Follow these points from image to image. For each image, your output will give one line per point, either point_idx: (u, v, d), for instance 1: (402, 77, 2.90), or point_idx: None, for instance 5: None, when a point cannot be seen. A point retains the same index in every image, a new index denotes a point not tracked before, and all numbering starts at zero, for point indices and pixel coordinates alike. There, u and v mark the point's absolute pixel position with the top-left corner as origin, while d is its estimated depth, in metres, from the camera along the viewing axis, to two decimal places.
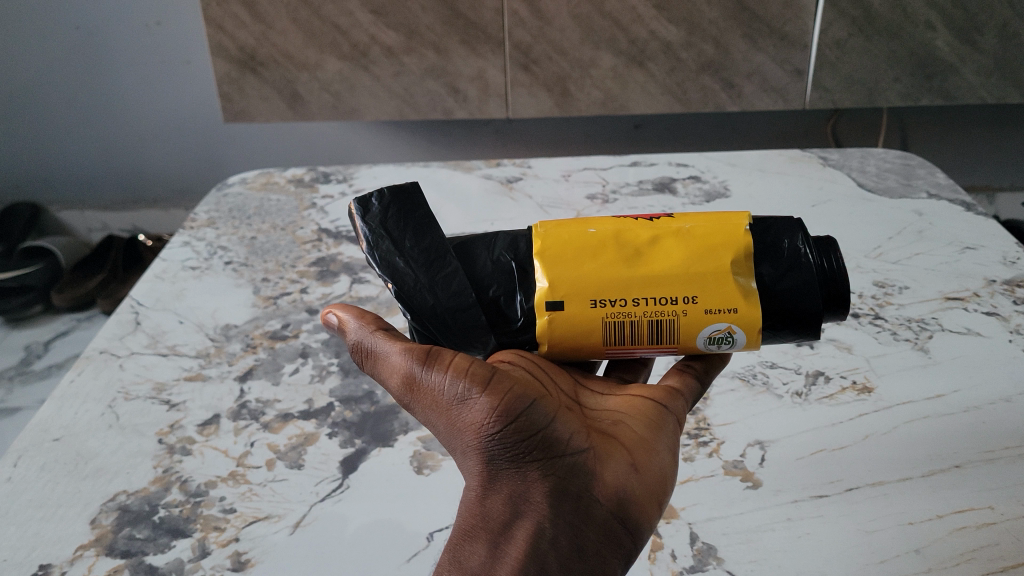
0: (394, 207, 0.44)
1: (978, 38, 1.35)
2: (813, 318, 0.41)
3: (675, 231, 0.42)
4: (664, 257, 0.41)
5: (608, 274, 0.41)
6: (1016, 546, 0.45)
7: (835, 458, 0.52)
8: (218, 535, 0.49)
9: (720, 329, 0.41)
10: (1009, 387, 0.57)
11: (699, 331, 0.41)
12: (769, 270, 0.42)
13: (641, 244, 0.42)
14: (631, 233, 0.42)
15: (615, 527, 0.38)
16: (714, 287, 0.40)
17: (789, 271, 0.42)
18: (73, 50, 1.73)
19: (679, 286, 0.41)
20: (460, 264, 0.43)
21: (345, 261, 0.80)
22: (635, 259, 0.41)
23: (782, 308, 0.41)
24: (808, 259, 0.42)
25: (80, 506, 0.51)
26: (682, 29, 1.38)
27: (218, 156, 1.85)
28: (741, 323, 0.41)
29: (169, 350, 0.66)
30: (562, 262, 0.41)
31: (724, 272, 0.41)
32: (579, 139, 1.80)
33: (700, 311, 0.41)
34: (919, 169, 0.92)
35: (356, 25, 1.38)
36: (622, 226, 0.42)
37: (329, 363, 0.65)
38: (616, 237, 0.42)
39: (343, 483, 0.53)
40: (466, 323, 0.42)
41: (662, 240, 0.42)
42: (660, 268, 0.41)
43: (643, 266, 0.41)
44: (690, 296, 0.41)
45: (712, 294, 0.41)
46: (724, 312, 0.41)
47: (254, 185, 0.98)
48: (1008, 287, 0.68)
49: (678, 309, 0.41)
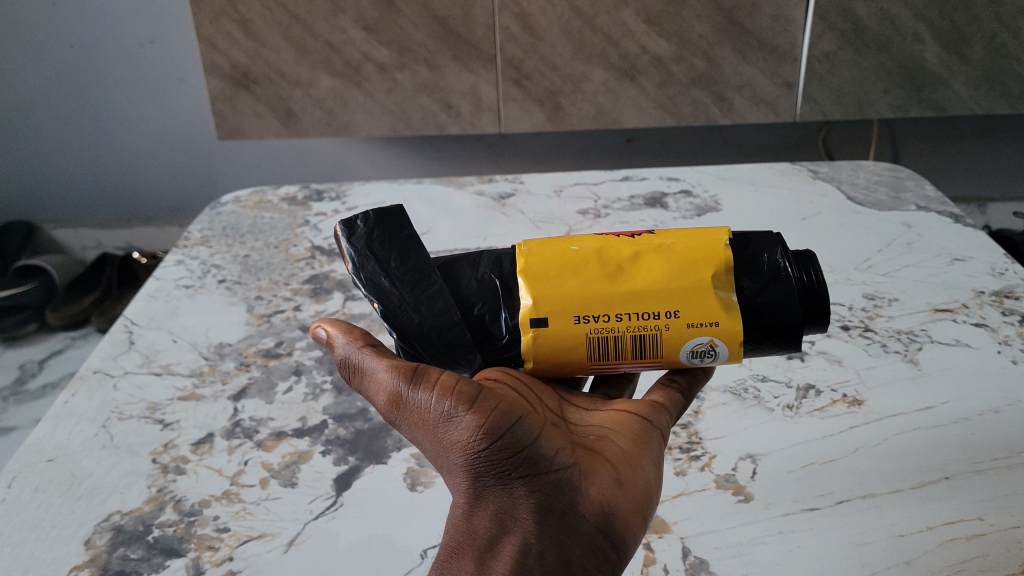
0: (378, 227, 0.45)
1: (966, 50, 1.36)
2: (795, 329, 0.42)
3: (656, 246, 0.42)
4: (646, 272, 0.41)
5: (591, 289, 0.41)
6: (1006, 557, 0.45)
7: (825, 471, 0.52)
8: (213, 555, 0.49)
9: (702, 342, 0.41)
10: (998, 398, 0.57)
11: (682, 345, 0.42)
12: (749, 284, 0.42)
13: (624, 260, 0.42)
14: (613, 250, 0.42)
15: (601, 541, 0.38)
16: (696, 302, 0.41)
17: (768, 284, 0.42)
18: (67, 69, 1.73)
19: (661, 301, 0.41)
20: (445, 284, 0.43)
21: (338, 278, 0.80)
22: (617, 275, 0.42)
23: (764, 320, 0.42)
24: (787, 273, 0.42)
25: (74, 527, 0.51)
26: (672, 44, 1.39)
27: (211, 173, 1.85)
28: (724, 336, 0.41)
29: (163, 369, 0.67)
30: (546, 279, 0.41)
31: (705, 286, 0.41)
32: (572, 153, 1.81)
33: (682, 325, 0.41)
34: (909, 181, 0.93)
35: (348, 42, 1.39)
36: (603, 244, 0.43)
37: (323, 381, 0.65)
38: (598, 254, 0.42)
39: (336, 501, 0.53)
40: (453, 343, 0.43)
41: (643, 256, 0.42)
42: (643, 283, 0.41)
43: (626, 281, 0.41)
44: (672, 311, 0.41)
45: (694, 310, 0.41)
46: (706, 325, 0.41)
47: (248, 204, 0.98)
48: (997, 299, 0.69)
49: (661, 323, 0.41)
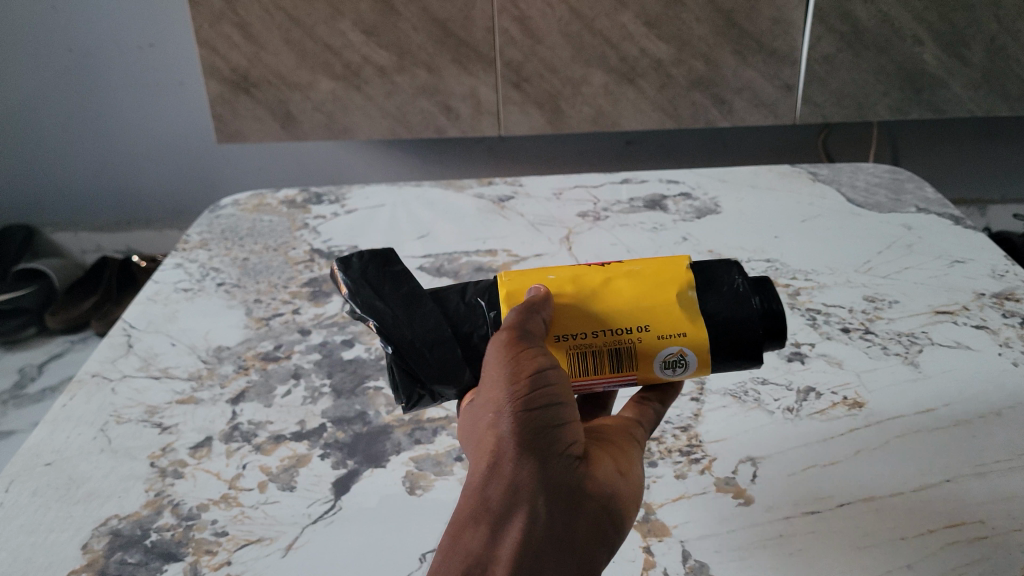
0: (372, 261, 0.47)
1: (966, 52, 1.36)
2: (756, 341, 0.44)
3: (624, 272, 0.45)
4: (617, 293, 0.44)
5: (568, 310, 0.44)
6: (1009, 560, 0.45)
7: (826, 474, 0.52)
8: (211, 559, 0.49)
9: (672, 352, 0.44)
10: (999, 400, 0.57)
11: (654, 357, 0.44)
12: (712, 301, 0.44)
13: (598, 281, 0.45)
14: (586, 275, 0.45)
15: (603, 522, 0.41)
16: (663, 318, 0.44)
17: (729, 301, 0.44)
18: (66, 73, 1.73)
19: (632, 317, 0.44)
20: (439, 306, 0.45)
21: (337, 281, 0.80)
22: (592, 296, 0.44)
23: (727, 332, 0.44)
24: (745, 291, 0.45)
25: (71, 531, 0.51)
26: (672, 46, 1.39)
27: (211, 176, 1.85)
28: (691, 346, 0.44)
29: (161, 372, 0.66)
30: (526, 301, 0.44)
31: (670, 302, 0.44)
32: (572, 156, 1.81)
33: (652, 338, 0.44)
34: (908, 183, 0.93)
35: (348, 46, 1.39)
36: (576, 271, 0.46)
37: (322, 384, 0.65)
38: (573, 279, 0.45)
39: (335, 505, 0.52)
40: (446, 360, 0.44)
41: (614, 279, 0.45)
42: (614, 301, 0.44)
43: (599, 301, 0.44)
44: (642, 327, 0.44)
45: (662, 325, 0.44)
46: (674, 337, 0.44)
47: (247, 207, 0.98)
48: (998, 301, 0.69)
49: (634, 337, 0.44)
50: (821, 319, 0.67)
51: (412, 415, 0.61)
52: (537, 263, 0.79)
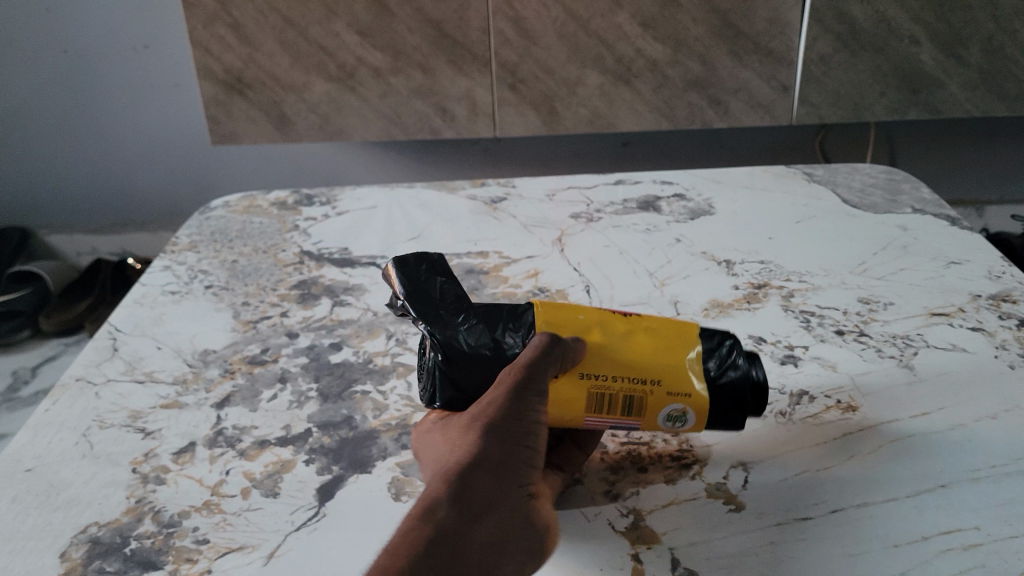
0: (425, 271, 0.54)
1: (964, 52, 1.36)
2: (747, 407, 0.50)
3: (644, 328, 0.52)
4: (638, 347, 0.50)
5: (593, 354, 0.50)
6: (1005, 567, 0.44)
7: (818, 479, 0.51)
8: (191, 567, 0.48)
9: (677, 409, 0.50)
10: (995, 404, 0.56)
11: (658, 410, 0.50)
12: (714, 366, 0.50)
13: (620, 331, 0.51)
14: (612, 324, 0.52)
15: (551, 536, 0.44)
16: (677, 374, 0.50)
17: (729, 369, 0.50)
18: (61, 75, 1.73)
19: (649, 371, 0.50)
20: (481, 309, 0.51)
21: (326, 283, 0.79)
22: (615, 345, 0.50)
23: (725, 396, 0.50)
24: (741, 365, 0.50)
25: (50, 539, 0.50)
26: (667, 47, 1.38)
27: (206, 178, 1.84)
28: (695, 405, 0.50)
29: (146, 376, 0.65)
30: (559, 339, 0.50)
31: (683, 363, 0.50)
32: (568, 158, 1.80)
33: (662, 393, 0.50)
34: (905, 183, 0.92)
35: (342, 46, 1.38)
36: (604, 319, 0.52)
37: (309, 388, 0.63)
38: (600, 327, 0.51)
39: (319, 511, 0.51)
40: (475, 348, 0.49)
41: (635, 334, 0.51)
42: (635, 354, 0.50)
43: (622, 351, 0.50)
44: (656, 380, 0.50)
45: (674, 380, 0.50)
46: (682, 395, 0.50)
47: (238, 209, 0.97)
48: (994, 302, 0.68)
49: (646, 388, 0.50)
50: (815, 322, 0.66)
51: (399, 420, 0.60)
52: (529, 265, 0.78)
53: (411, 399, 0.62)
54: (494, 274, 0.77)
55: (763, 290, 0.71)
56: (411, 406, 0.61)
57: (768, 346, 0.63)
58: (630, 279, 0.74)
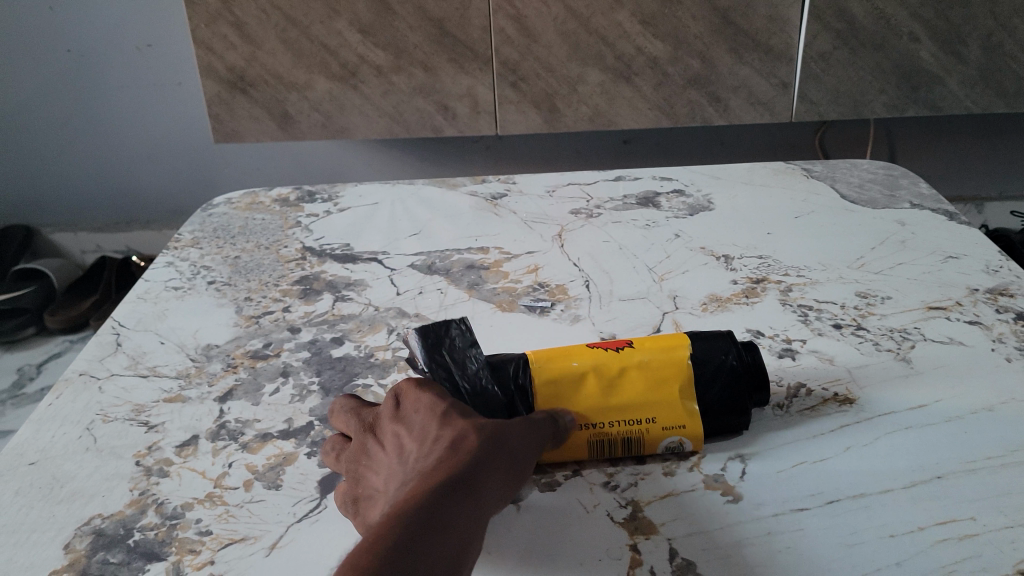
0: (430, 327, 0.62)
1: (963, 49, 1.36)
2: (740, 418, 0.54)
3: (636, 363, 0.54)
4: (630, 388, 0.53)
5: (589, 402, 0.53)
6: (1000, 557, 0.45)
7: (816, 470, 0.51)
8: (194, 558, 0.48)
9: (674, 442, 0.53)
10: (992, 396, 0.56)
11: (658, 444, 0.53)
12: (707, 395, 0.53)
13: (612, 375, 0.53)
14: (605, 365, 0.54)
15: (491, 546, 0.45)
16: (668, 410, 0.53)
17: (721, 388, 0.53)
18: (64, 74, 1.73)
19: (643, 412, 0.53)
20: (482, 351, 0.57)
21: (328, 279, 0.79)
22: (609, 390, 0.53)
23: (717, 417, 0.53)
24: (733, 367, 0.53)
25: (54, 531, 0.51)
26: (668, 44, 1.39)
27: (209, 177, 1.84)
28: (691, 435, 0.53)
29: (149, 371, 0.66)
30: (555, 392, 0.53)
31: (675, 399, 0.53)
32: (570, 155, 1.81)
33: (658, 429, 0.53)
34: (903, 179, 0.92)
35: (344, 45, 1.38)
36: (597, 360, 0.54)
37: (310, 382, 0.64)
38: (593, 371, 0.54)
39: (320, 504, 0.52)
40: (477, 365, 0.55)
41: (628, 373, 0.53)
42: (627, 397, 0.53)
43: (615, 396, 0.53)
44: (650, 418, 0.53)
45: (667, 417, 0.53)
46: (678, 428, 0.53)
47: (240, 205, 0.97)
48: (991, 296, 0.68)
49: (643, 427, 0.53)
50: (812, 316, 0.67)
51: None
52: (529, 261, 0.79)
53: None
54: (495, 270, 0.78)
55: (762, 285, 0.71)
56: None
57: (766, 339, 0.64)
58: (631, 274, 0.75)
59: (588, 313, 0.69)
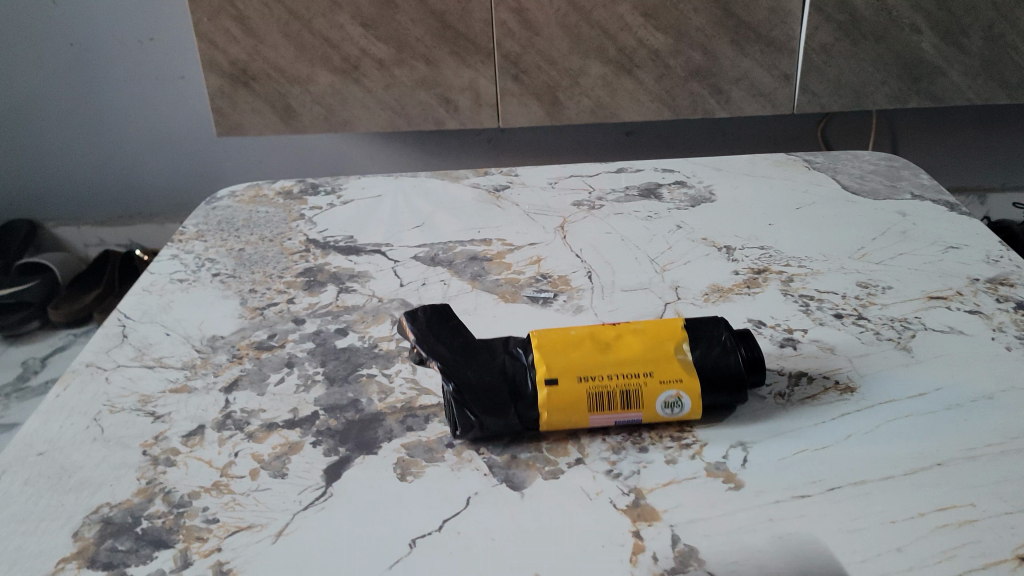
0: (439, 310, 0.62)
1: (964, 40, 1.37)
2: (740, 379, 0.54)
3: (632, 331, 0.57)
4: (626, 348, 0.55)
5: (587, 358, 0.55)
6: (999, 542, 0.45)
7: (817, 457, 0.52)
8: (201, 546, 0.49)
9: (671, 393, 0.54)
10: (992, 384, 0.57)
11: (656, 399, 0.54)
12: (700, 354, 0.55)
13: (610, 339, 0.56)
14: (602, 334, 0.57)
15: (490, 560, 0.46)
16: (665, 365, 0.54)
17: (715, 352, 0.55)
18: (67, 68, 1.74)
19: (639, 366, 0.54)
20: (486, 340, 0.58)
21: (332, 271, 0.80)
22: (606, 350, 0.55)
23: (715, 376, 0.54)
24: (727, 343, 0.56)
25: (63, 519, 0.51)
26: (670, 36, 1.40)
27: (212, 171, 1.85)
28: (687, 389, 0.54)
29: (155, 362, 0.66)
30: (555, 351, 0.55)
31: (670, 355, 0.55)
32: (572, 148, 1.81)
33: (655, 382, 0.54)
34: (904, 170, 0.92)
35: (346, 38, 1.39)
36: (595, 332, 0.57)
37: (315, 372, 0.65)
38: (591, 338, 0.56)
39: (326, 492, 0.52)
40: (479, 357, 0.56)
41: (624, 338, 0.56)
42: (624, 354, 0.55)
43: (612, 353, 0.55)
44: (648, 372, 0.54)
45: (663, 370, 0.54)
46: (674, 381, 0.54)
47: (244, 198, 0.98)
48: (992, 285, 0.69)
49: (640, 380, 0.54)
50: (814, 305, 0.67)
51: (404, 403, 0.61)
52: (531, 252, 0.79)
53: (416, 383, 0.63)
54: (497, 261, 0.78)
55: (763, 276, 0.72)
56: (416, 388, 0.62)
57: (768, 329, 0.64)
58: (633, 265, 0.75)
59: (590, 304, 0.69)
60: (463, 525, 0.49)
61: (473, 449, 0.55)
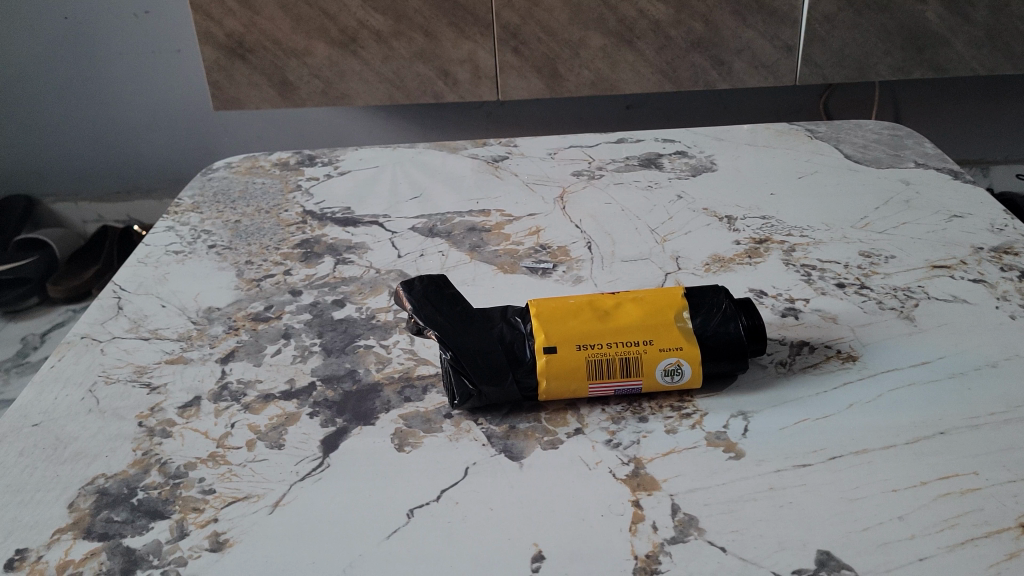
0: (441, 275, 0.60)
1: (969, 10, 1.37)
2: (739, 343, 0.54)
3: (632, 299, 0.56)
4: (626, 315, 0.55)
5: (587, 326, 0.54)
6: (1003, 510, 0.45)
7: (817, 426, 0.51)
8: (197, 516, 0.48)
9: (671, 363, 0.53)
10: (997, 352, 0.56)
11: (656, 367, 0.53)
12: (699, 320, 0.55)
13: (610, 307, 0.55)
14: (602, 302, 0.56)
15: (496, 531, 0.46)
16: (664, 333, 0.54)
17: (714, 319, 0.55)
18: (62, 42, 1.72)
19: (639, 333, 0.54)
20: (488, 308, 0.57)
21: (329, 242, 0.79)
22: (605, 317, 0.55)
23: (715, 341, 0.54)
24: (726, 308, 0.55)
25: (58, 490, 0.51)
26: (670, 7, 1.39)
27: (209, 145, 1.83)
28: (688, 357, 0.53)
29: (151, 333, 0.66)
30: (554, 320, 0.54)
31: (669, 322, 0.54)
32: (570, 120, 1.79)
33: (656, 350, 0.53)
34: (908, 139, 0.91)
35: (343, 9, 1.38)
36: (593, 299, 0.56)
37: (312, 343, 0.64)
38: (591, 305, 0.56)
39: (323, 462, 0.52)
40: (478, 323, 0.55)
41: (624, 305, 0.56)
42: (623, 321, 0.54)
43: (611, 321, 0.54)
44: (647, 340, 0.53)
45: (663, 338, 0.53)
46: (673, 349, 0.53)
47: (240, 169, 0.97)
48: (996, 254, 0.68)
49: (639, 348, 0.53)
50: (815, 275, 0.66)
51: (402, 373, 0.60)
52: (530, 223, 0.79)
53: (414, 353, 0.62)
54: (496, 232, 0.77)
55: (765, 246, 0.71)
56: (413, 359, 0.62)
57: (769, 299, 0.63)
58: (633, 235, 0.74)
59: (590, 274, 0.69)
60: (461, 495, 0.49)
61: (471, 420, 0.55)
